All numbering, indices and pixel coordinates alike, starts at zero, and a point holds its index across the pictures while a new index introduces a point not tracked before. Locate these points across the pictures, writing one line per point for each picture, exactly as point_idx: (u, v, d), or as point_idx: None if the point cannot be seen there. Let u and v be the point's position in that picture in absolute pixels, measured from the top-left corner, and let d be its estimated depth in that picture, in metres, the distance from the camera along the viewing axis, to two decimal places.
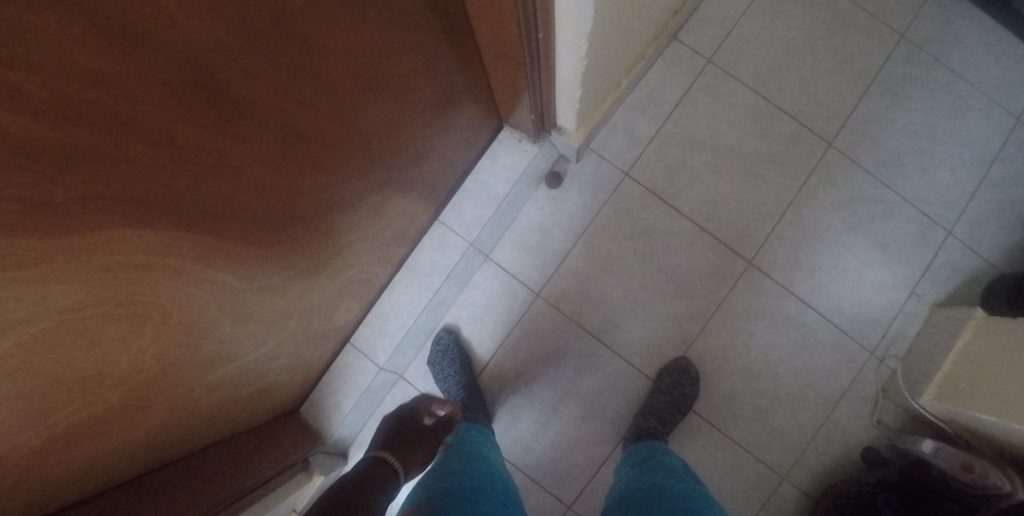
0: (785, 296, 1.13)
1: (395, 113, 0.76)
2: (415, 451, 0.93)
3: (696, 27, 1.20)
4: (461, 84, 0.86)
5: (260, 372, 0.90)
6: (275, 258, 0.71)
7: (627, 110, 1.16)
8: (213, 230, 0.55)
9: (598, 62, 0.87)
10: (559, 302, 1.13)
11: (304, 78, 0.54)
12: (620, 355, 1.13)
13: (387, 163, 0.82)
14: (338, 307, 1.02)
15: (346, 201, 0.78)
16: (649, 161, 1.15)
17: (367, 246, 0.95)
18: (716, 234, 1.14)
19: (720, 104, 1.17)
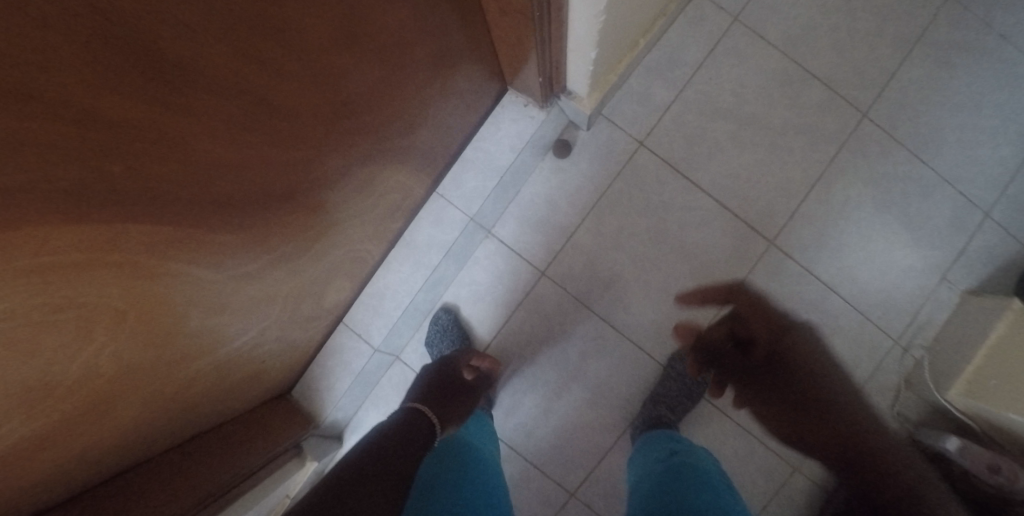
0: (808, 279, 1.08)
1: (384, 75, 0.65)
2: (451, 407, 0.88)
3: None
4: (460, 40, 0.76)
5: (242, 361, 0.82)
6: (251, 245, 0.63)
7: (645, 73, 1.05)
8: (173, 219, 0.47)
9: (616, 16, 0.76)
10: (566, 283, 1.06)
11: (274, 38, 0.45)
12: (630, 339, 1.07)
13: (378, 133, 0.72)
14: (327, 289, 0.94)
15: (332, 177, 0.70)
16: (667, 130, 1.05)
17: (358, 223, 0.86)
18: (738, 214, 1.06)
19: (747, 67, 1.06)
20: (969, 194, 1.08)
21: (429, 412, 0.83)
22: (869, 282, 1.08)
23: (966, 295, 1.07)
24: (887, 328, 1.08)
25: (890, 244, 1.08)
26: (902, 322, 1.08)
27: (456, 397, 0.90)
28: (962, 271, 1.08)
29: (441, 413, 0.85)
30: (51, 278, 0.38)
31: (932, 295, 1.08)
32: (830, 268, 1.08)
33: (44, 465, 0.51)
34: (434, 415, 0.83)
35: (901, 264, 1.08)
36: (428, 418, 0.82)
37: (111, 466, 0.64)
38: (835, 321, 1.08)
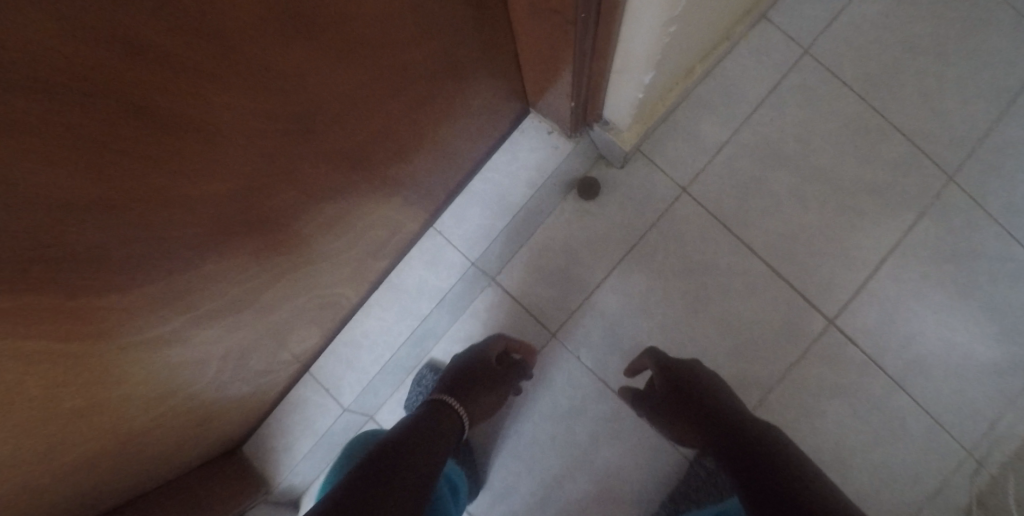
0: (870, 371, 0.89)
1: (355, 86, 0.46)
2: (483, 402, 0.74)
3: (793, 3, 0.91)
4: (477, 52, 0.58)
5: (163, 435, 0.63)
6: (187, 303, 0.48)
7: (693, 108, 0.88)
8: (82, 282, 0.35)
9: (681, 31, 0.57)
10: (580, 348, 0.87)
11: (257, 71, 0.35)
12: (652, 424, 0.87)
13: (344, 160, 0.53)
14: (287, 339, 0.75)
15: (269, 216, 0.50)
16: (715, 176, 0.88)
17: (322, 265, 0.66)
18: (792, 282, 0.89)
19: (815, 110, 0.89)
20: None
21: (458, 407, 0.70)
22: (943, 378, 0.89)
23: None
24: (958, 434, 0.87)
25: (971, 334, 0.89)
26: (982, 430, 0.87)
27: (490, 389, 0.76)
28: None
29: (471, 408, 0.72)
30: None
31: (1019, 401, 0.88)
32: (897, 359, 0.89)
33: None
34: (463, 411, 0.70)
35: (983, 359, 0.88)
36: (456, 414, 0.69)
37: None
38: (900, 422, 0.88)
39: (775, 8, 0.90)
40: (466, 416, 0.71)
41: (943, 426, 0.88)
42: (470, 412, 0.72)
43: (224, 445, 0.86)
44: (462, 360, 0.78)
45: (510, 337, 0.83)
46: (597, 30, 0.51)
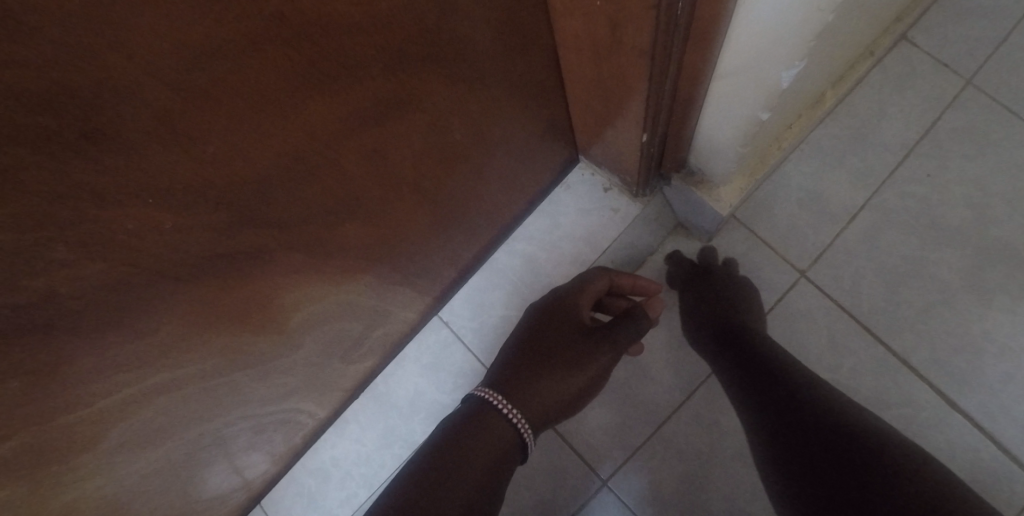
0: None
1: (206, 63, 0.20)
2: (556, 385, 0.49)
3: (945, 21, 0.66)
4: (493, 64, 0.36)
5: None
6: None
7: (808, 160, 0.63)
8: None
9: (839, 20, 0.32)
10: (646, 507, 0.58)
11: (209, 133, 0.23)
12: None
13: (224, 215, 0.27)
14: (204, 481, 0.51)
15: (38, 328, 0.24)
16: (847, 256, 0.61)
17: (227, 385, 0.41)
18: (982, 420, 0.57)
19: (992, 164, 0.62)
20: None
21: (505, 410, 0.47)
22: None
23: None
24: None
25: None
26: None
27: (579, 355, 0.50)
28: None
29: (535, 402, 0.48)
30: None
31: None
32: None
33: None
34: (513, 414, 0.46)
35: None
36: (505, 420, 0.47)
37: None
38: None
39: (917, 30, 0.66)
40: (521, 419, 0.47)
41: None
42: (532, 411, 0.48)
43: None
44: (538, 316, 0.54)
45: (614, 272, 0.56)
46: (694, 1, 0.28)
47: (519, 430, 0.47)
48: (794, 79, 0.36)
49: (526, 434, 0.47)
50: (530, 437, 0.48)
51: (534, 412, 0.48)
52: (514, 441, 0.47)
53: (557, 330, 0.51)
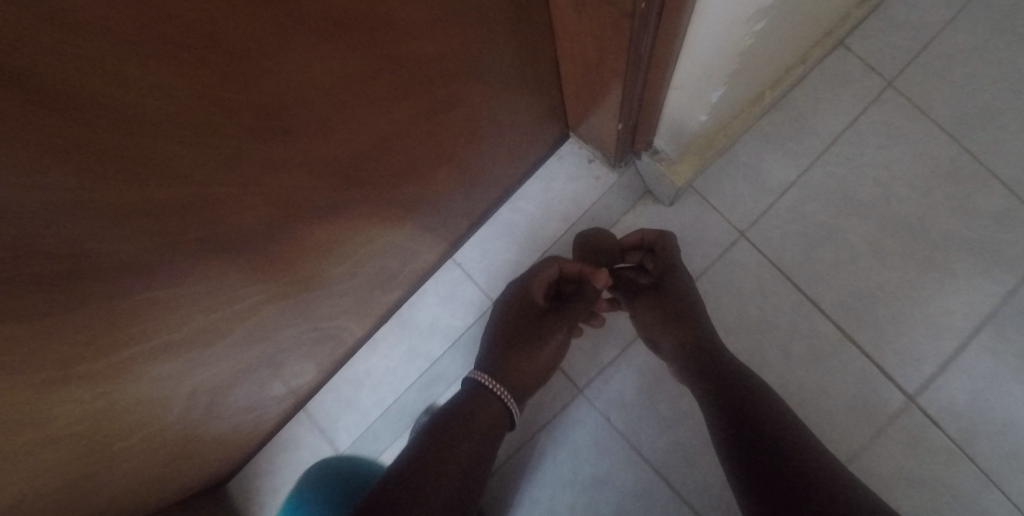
0: (958, 462, 0.74)
1: (340, 78, 0.34)
2: (527, 358, 0.64)
3: (876, 31, 0.83)
4: (513, 72, 0.50)
5: (118, 484, 0.54)
6: (174, 328, 0.42)
7: (757, 142, 0.78)
8: (133, 302, 0.36)
9: (761, 44, 0.49)
10: (612, 412, 0.76)
11: (333, 126, 0.37)
12: (692, 505, 0.73)
13: (329, 173, 0.41)
14: (275, 380, 0.66)
15: (217, 249, 0.38)
16: (780, 222, 0.77)
17: (305, 302, 0.56)
18: (869, 350, 0.76)
19: (899, 151, 0.79)
20: None
21: (494, 389, 0.61)
22: None
23: None
24: None
25: None
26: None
27: (541, 336, 0.65)
28: None
29: (515, 380, 0.63)
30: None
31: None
32: (993, 451, 0.74)
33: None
34: (499, 391, 0.61)
35: None
36: (493, 396, 0.61)
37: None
38: None
39: (853, 36, 0.82)
40: (505, 392, 0.61)
41: None
42: (512, 385, 0.62)
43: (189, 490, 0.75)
44: (505, 309, 0.69)
45: (563, 261, 0.68)
46: (653, 47, 0.42)
47: (504, 401, 0.61)
48: (732, 72, 0.50)
49: (510, 404, 0.62)
50: (514, 405, 0.63)
51: (515, 384, 0.63)
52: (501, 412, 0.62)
53: (521, 317, 0.66)
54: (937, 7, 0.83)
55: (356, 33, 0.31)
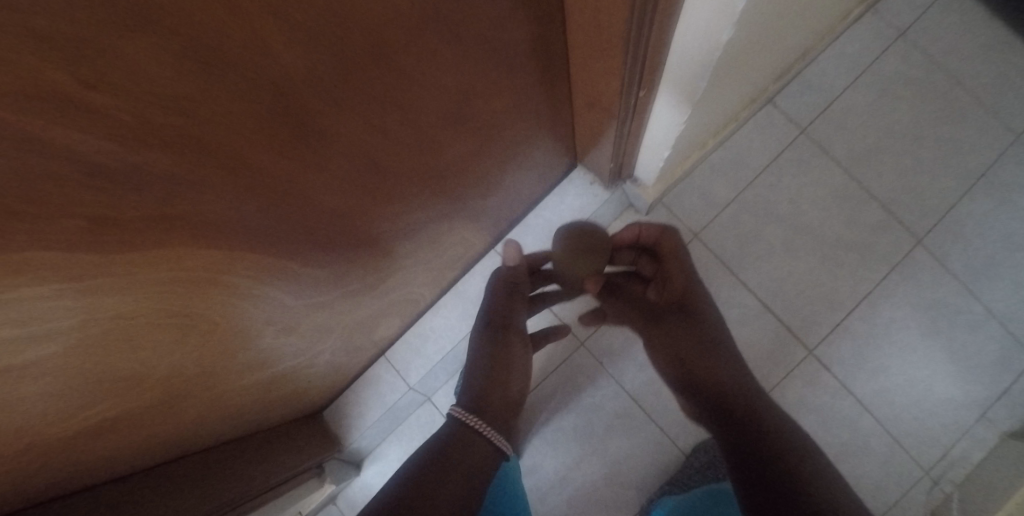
0: (843, 395, 1.08)
1: (444, 115, 0.63)
2: (500, 389, 0.87)
3: (795, 91, 1.21)
4: (546, 122, 0.88)
5: (293, 379, 0.92)
6: (353, 271, 0.78)
7: (709, 171, 1.18)
8: (316, 247, 0.64)
9: (693, 123, 0.91)
10: (603, 357, 1.17)
11: (433, 141, 0.67)
12: (658, 423, 1.13)
13: (420, 169, 0.70)
14: (383, 322, 1.06)
15: (361, 212, 0.66)
16: (721, 226, 1.16)
17: (406, 267, 0.94)
18: (780, 315, 1.12)
19: (806, 179, 1.17)
20: (1019, 334, 1.08)
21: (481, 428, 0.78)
22: (903, 404, 1.07)
23: (1005, 437, 1.04)
24: (916, 455, 1.05)
25: (931, 371, 1.08)
26: (935, 452, 1.05)
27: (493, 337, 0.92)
28: (1003, 411, 1.06)
29: (488, 415, 0.81)
30: (80, 295, 0.40)
31: (970, 431, 1.05)
32: (866, 386, 1.08)
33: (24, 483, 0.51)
34: (479, 427, 0.78)
35: (940, 393, 1.07)
36: (476, 432, 0.78)
37: (113, 469, 0.64)
38: (865, 439, 1.06)
39: (779, 96, 1.21)
40: (484, 428, 0.78)
41: (903, 446, 1.06)
42: (486, 418, 0.80)
43: (297, 417, 1.09)
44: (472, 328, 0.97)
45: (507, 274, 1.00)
46: (628, 114, 0.82)
47: (486, 436, 0.78)
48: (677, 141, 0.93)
49: (492, 438, 0.78)
50: (496, 438, 0.79)
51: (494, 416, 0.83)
52: (489, 445, 0.78)
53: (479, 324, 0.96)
54: (839, 76, 1.22)
55: (461, 95, 0.63)
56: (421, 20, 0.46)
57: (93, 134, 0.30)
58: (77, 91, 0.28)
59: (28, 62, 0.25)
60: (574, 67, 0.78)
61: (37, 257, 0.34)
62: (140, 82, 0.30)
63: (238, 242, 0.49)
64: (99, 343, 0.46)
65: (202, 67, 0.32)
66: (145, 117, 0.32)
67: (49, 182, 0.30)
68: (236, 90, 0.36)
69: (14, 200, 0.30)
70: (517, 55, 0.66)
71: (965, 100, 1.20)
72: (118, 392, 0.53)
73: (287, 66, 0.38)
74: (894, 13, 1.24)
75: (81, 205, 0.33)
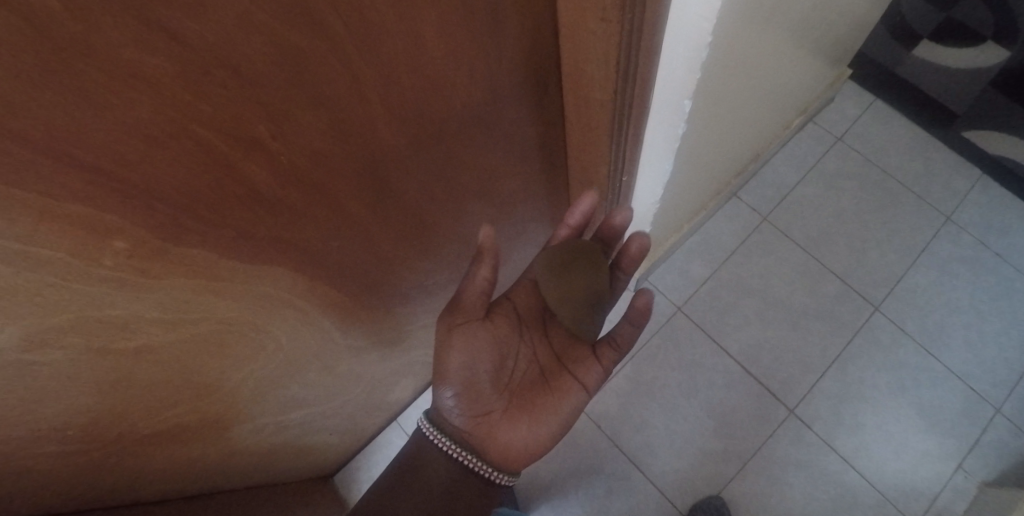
0: (825, 451, 1.24)
1: (472, 188, 0.80)
2: (455, 393, 0.85)
3: (754, 188, 1.47)
4: (547, 207, 1.09)
5: (318, 431, 1.01)
6: (385, 321, 0.92)
7: (686, 252, 1.42)
8: (361, 289, 0.77)
9: (668, 204, 1.13)
10: (601, 420, 1.30)
11: (462, 209, 0.82)
12: (653, 484, 1.25)
13: (448, 233, 0.85)
14: (397, 383, 1.17)
15: (399, 263, 0.80)
16: (701, 300, 1.38)
17: (424, 328, 1.08)
18: (760, 378, 1.30)
19: (771, 258, 1.40)
20: (978, 388, 1.26)
21: (434, 438, 0.85)
22: (884, 458, 1.22)
23: (983, 486, 1.18)
24: (905, 509, 1.19)
25: (905, 427, 1.24)
26: (921, 504, 1.19)
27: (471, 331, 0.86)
28: (977, 462, 1.20)
29: (448, 428, 0.86)
30: (205, 292, 0.52)
31: (949, 482, 1.20)
32: (846, 441, 1.24)
33: (109, 479, 0.60)
34: (437, 440, 0.84)
35: (917, 447, 1.23)
36: (436, 446, 0.84)
37: (171, 489, 0.72)
38: (852, 494, 1.21)
39: (742, 191, 1.46)
40: (442, 441, 0.84)
41: (892, 501, 1.19)
42: (446, 432, 0.86)
43: (307, 476, 1.15)
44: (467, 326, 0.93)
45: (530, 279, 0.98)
46: (615, 194, 1.03)
47: (444, 449, 0.84)
48: (654, 218, 1.14)
49: (449, 450, 0.84)
50: (454, 450, 0.84)
51: (453, 426, 0.86)
52: (448, 461, 0.84)
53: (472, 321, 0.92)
54: (790, 174, 1.47)
55: (487, 174, 0.81)
56: (465, 115, 0.65)
57: (258, 168, 0.45)
58: (265, 139, 0.43)
59: (249, 117, 0.41)
60: (569, 160, 0.99)
61: (200, 255, 0.48)
62: (294, 137, 0.46)
63: (317, 269, 0.64)
64: (197, 343, 0.56)
65: (329, 129, 0.49)
66: (288, 159, 0.47)
67: (228, 199, 0.45)
68: (343, 148, 0.52)
69: (206, 208, 0.44)
70: (529, 148, 0.85)
71: (898, 189, 1.44)
72: (198, 400, 0.63)
73: (376, 135, 0.55)
74: (830, 124, 1.52)
75: (232, 220, 0.47)
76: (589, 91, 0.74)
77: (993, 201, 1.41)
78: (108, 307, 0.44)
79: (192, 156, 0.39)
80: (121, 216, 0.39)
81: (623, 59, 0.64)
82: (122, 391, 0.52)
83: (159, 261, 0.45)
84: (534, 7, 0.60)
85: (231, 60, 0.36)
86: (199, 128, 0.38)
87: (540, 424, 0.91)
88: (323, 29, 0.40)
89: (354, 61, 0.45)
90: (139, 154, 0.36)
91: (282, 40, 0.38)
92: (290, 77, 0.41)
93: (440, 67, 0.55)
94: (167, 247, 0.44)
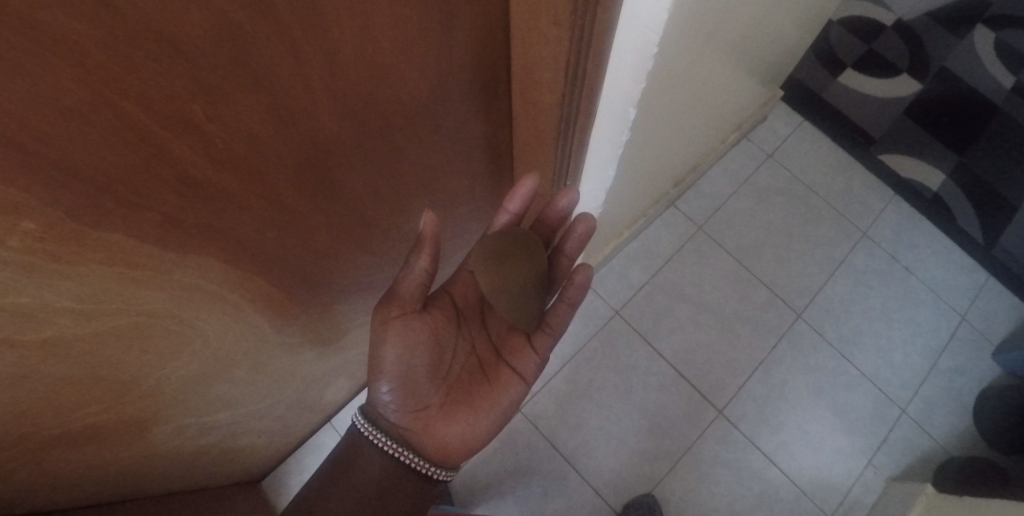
0: (751, 450, 1.31)
1: (416, 182, 0.79)
2: (390, 388, 0.83)
3: (692, 198, 1.54)
4: (489, 207, 1.09)
5: (247, 432, 0.97)
6: (318, 317, 0.88)
7: (625, 258, 1.47)
8: (294, 282, 0.74)
9: (609, 210, 1.17)
10: (538, 420, 1.31)
11: (405, 203, 0.81)
12: (589, 484, 1.28)
13: (389, 227, 0.83)
14: (330, 383, 1.14)
15: (337, 256, 0.78)
16: (637, 304, 1.42)
17: (361, 327, 1.05)
18: (691, 380, 1.36)
19: (704, 266, 1.47)
20: (885, 391, 1.37)
21: (370, 435, 0.82)
22: (804, 457, 1.31)
23: (889, 480, 1.28)
24: (821, 502, 1.27)
25: (821, 426, 1.33)
26: (833, 498, 1.28)
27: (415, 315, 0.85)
28: (884, 459, 1.31)
29: (383, 423, 0.84)
30: (123, 280, 0.48)
31: (860, 478, 1.30)
32: (769, 439, 1.32)
33: (6, 489, 0.53)
34: (372, 435, 0.82)
35: (832, 445, 1.32)
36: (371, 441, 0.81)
37: (79, 497, 0.66)
38: (774, 490, 1.28)
39: (680, 200, 1.53)
40: (377, 437, 0.82)
41: (809, 495, 1.28)
42: (382, 426, 0.83)
43: (231, 481, 1.09)
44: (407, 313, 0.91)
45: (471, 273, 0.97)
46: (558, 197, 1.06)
47: (381, 445, 0.81)
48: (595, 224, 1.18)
49: (386, 446, 0.81)
50: (390, 445, 0.81)
51: (387, 422, 0.84)
52: (385, 458, 0.82)
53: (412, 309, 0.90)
54: (724, 186, 1.55)
55: (431, 170, 0.80)
56: (413, 110, 0.65)
57: (190, 150, 0.43)
58: (200, 121, 0.41)
59: (183, 97, 0.39)
60: (514, 164, 1.00)
61: (121, 240, 0.44)
62: (231, 120, 0.44)
63: (248, 260, 0.61)
64: (112, 336, 0.52)
65: (270, 113, 0.47)
66: (223, 142, 0.45)
67: (153, 181, 0.42)
68: (282, 135, 0.50)
69: (129, 190, 0.41)
70: (475, 147, 0.85)
71: (821, 205, 1.55)
72: (113, 396, 0.58)
73: (318, 123, 0.53)
74: (761, 142, 1.61)
75: (157, 203, 0.44)
76: (538, 94, 0.75)
77: (903, 218, 1.54)
78: (13, 294, 0.40)
79: (118, 133, 0.37)
80: (36, 196, 0.36)
81: (574, 63, 0.65)
82: (23, 388, 0.47)
83: (72, 244, 0.41)
84: (486, 6, 0.61)
85: (168, 34, 0.34)
86: (127, 104, 0.36)
87: (478, 417, 0.91)
88: (268, 12, 0.39)
89: (299, 45, 0.44)
90: (55, 127, 0.33)
91: (226, 19, 0.37)
92: (230, 56, 0.39)
93: (389, 59, 0.55)
94: (83, 230, 0.41)
